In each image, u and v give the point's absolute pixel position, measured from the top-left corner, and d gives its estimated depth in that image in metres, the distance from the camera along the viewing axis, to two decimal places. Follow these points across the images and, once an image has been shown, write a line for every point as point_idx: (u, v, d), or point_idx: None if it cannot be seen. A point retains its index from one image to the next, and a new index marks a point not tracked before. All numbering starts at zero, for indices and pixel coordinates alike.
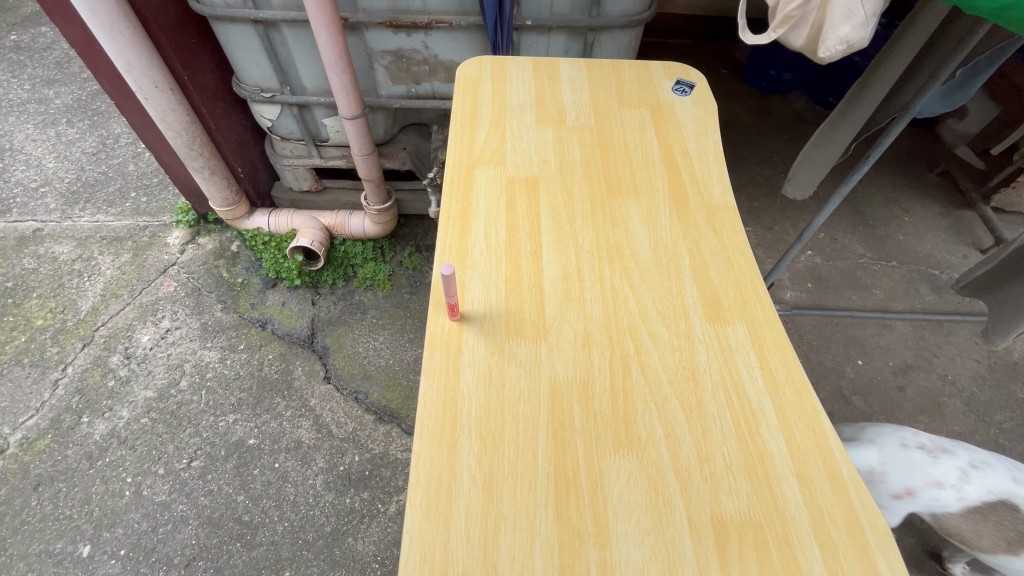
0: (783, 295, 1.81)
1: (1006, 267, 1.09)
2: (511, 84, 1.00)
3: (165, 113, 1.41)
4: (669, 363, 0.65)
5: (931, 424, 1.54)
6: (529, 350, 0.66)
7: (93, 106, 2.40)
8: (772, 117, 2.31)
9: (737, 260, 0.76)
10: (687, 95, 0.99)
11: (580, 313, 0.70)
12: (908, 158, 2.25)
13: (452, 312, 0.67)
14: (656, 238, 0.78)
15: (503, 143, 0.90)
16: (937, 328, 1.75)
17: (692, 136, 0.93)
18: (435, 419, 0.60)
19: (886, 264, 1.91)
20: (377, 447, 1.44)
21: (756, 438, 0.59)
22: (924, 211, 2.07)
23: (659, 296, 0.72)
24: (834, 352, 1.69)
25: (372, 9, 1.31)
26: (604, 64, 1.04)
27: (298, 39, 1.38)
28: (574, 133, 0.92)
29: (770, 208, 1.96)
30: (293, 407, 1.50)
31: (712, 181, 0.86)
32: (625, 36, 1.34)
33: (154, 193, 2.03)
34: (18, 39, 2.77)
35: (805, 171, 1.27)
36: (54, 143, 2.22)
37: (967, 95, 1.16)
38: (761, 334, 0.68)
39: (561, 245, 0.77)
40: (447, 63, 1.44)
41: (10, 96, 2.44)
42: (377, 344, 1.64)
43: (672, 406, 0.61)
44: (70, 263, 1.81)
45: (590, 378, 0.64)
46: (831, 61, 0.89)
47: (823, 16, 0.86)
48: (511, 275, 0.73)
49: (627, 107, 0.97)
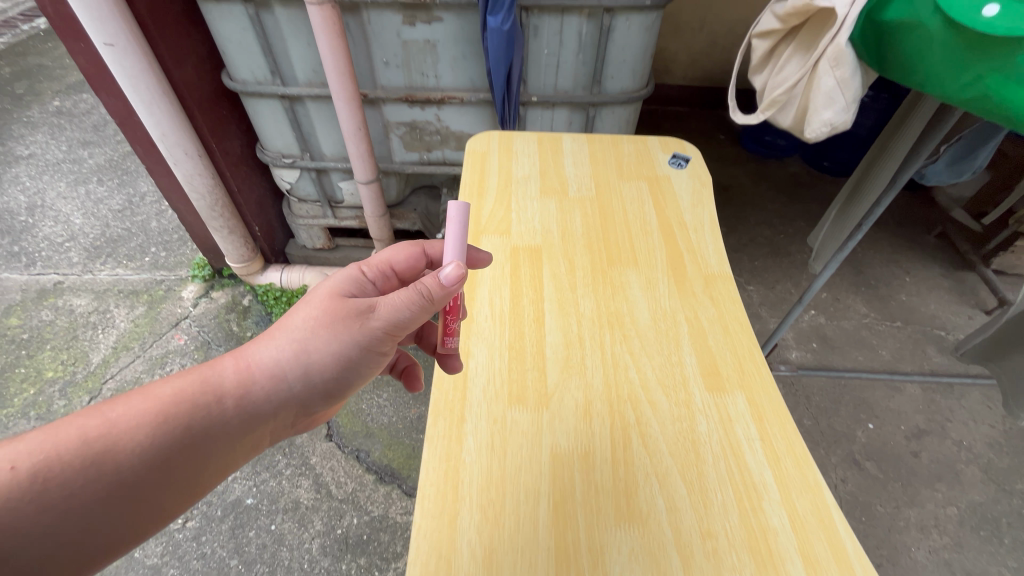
0: (788, 355, 1.81)
1: (1002, 338, 1.13)
2: (517, 158, 1.06)
3: (192, 178, 1.51)
4: (670, 434, 0.66)
5: (949, 493, 1.49)
6: (531, 418, 0.67)
7: (124, 166, 2.55)
8: (769, 180, 2.40)
9: (734, 329, 0.78)
10: (683, 168, 1.05)
11: (582, 381, 0.71)
12: (906, 220, 2.32)
13: (449, 336, 0.68)
14: (655, 306, 0.81)
15: (508, 213, 0.95)
16: (948, 391, 1.74)
17: (688, 208, 0.98)
18: (437, 489, 0.60)
19: (891, 324, 1.91)
20: (377, 509, 1.41)
21: (759, 514, 0.58)
22: (925, 271, 2.11)
23: (658, 366, 0.73)
24: (843, 415, 1.67)
25: (390, 86, 1.41)
26: (605, 140, 1.11)
27: (320, 111, 1.49)
28: (576, 204, 0.97)
29: (772, 267, 2.00)
30: (294, 465, 1.48)
31: (709, 252, 0.89)
32: (625, 110, 1.44)
33: (174, 249, 2.12)
34: (61, 105, 2.99)
35: (829, 247, 1.33)
36: (83, 201, 2.34)
37: (977, 167, 1.23)
38: (760, 404, 0.69)
39: (563, 312, 0.80)
40: (459, 133, 1.54)
41: (47, 156, 2.60)
42: (381, 401, 1.65)
43: (673, 478, 0.61)
44: (86, 315, 1.87)
45: (592, 447, 0.64)
46: (817, 140, 0.96)
47: (807, 102, 0.93)
48: (515, 341, 0.76)
49: (626, 180, 1.03)
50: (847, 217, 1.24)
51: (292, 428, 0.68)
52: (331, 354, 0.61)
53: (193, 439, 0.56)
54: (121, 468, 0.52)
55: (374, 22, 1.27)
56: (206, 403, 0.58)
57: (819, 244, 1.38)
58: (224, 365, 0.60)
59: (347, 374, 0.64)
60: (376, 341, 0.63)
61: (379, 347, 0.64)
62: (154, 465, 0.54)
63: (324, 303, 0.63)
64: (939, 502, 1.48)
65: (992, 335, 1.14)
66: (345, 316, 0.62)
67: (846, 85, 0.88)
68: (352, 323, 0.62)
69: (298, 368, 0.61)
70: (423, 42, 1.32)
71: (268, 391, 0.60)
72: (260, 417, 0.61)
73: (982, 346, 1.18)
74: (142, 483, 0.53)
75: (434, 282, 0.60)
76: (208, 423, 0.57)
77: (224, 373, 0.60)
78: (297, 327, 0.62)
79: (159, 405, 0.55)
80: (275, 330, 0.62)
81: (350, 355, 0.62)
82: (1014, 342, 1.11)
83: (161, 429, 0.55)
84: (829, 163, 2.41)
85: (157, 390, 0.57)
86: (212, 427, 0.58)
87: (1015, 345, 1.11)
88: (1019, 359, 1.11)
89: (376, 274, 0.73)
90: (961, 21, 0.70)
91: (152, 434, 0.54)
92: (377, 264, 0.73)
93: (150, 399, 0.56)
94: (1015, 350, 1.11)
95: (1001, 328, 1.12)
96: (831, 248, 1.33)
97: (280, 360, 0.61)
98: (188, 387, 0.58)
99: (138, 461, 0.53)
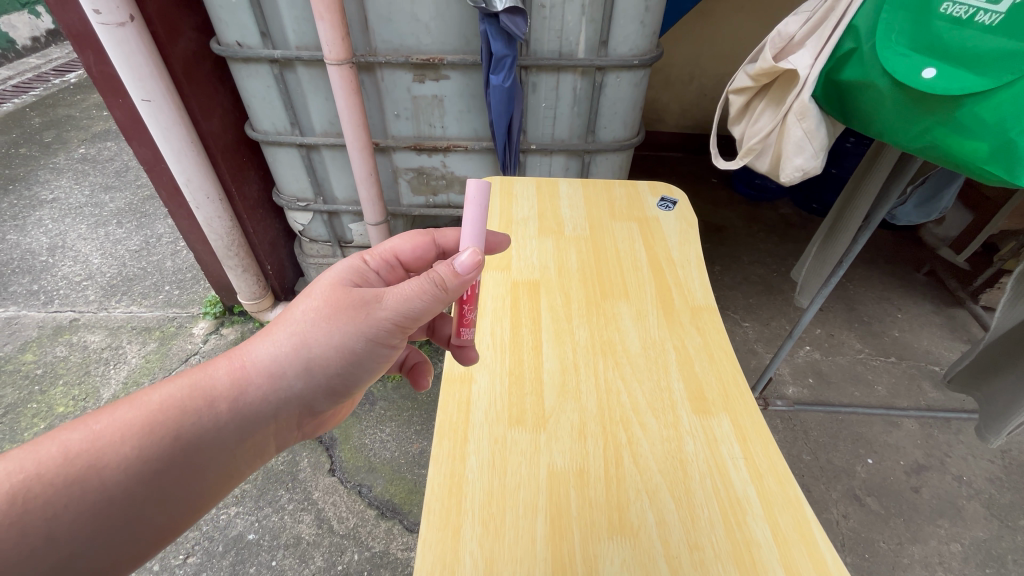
0: (785, 391, 1.84)
1: (984, 363, 1.17)
2: (517, 201, 1.15)
3: (211, 220, 1.60)
4: (659, 453, 0.70)
5: (952, 529, 1.49)
6: (529, 439, 0.72)
7: (143, 209, 2.68)
8: (760, 221, 2.50)
9: (719, 356, 0.84)
10: (670, 210, 1.14)
11: (577, 405, 0.76)
12: (894, 259, 2.41)
13: (464, 327, 0.76)
14: (645, 336, 0.87)
15: (509, 251, 1.03)
16: (945, 426, 1.76)
17: (675, 246, 1.05)
18: (441, 504, 0.64)
19: (885, 360, 1.95)
20: (378, 545, 1.41)
21: (743, 527, 0.62)
22: (915, 308, 2.16)
23: (648, 390, 0.78)
24: (842, 450, 1.68)
25: (400, 136, 1.53)
26: (597, 185, 1.20)
27: (334, 158, 1.60)
28: (572, 243, 1.05)
29: (765, 304, 2.07)
30: (297, 499, 1.50)
31: (695, 286, 0.96)
32: (618, 157, 1.54)
33: (187, 287, 2.21)
34: (86, 152, 3.16)
35: (812, 282, 1.40)
36: (102, 242, 2.44)
37: (942, 207, 1.39)
38: (744, 426, 0.73)
39: (559, 341, 0.86)
40: (463, 178, 1.65)
41: (70, 200, 2.73)
42: (384, 436, 1.67)
43: (663, 494, 0.66)
44: (99, 351, 1.92)
45: (586, 466, 0.69)
46: (792, 184, 1.04)
47: (780, 150, 1.02)
48: (514, 367, 0.82)
49: (618, 221, 1.11)
50: (828, 253, 1.32)
51: (294, 430, 0.70)
52: (333, 348, 0.63)
53: (191, 442, 0.58)
54: (110, 481, 0.54)
55: (387, 79, 1.40)
56: (200, 409, 0.59)
57: (802, 280, 1.45)
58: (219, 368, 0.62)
59: (350, 367, 0.65)
60: (379, 331, 0.64)
61: (383, 340, 0.65)
62: (145, 476, 0.55)
63: (327, 294, 0.65)
64: (942, 538, 1.47)
65: (975, 361, 1.18)
66: (346, 308, 0.64)
67: (813, 135, 0.97)
68: (355, 315, 0.64)
69: (296, 365, 0.63)
70: (431, 96, 1.44)
71: (263, 392, 0.62)
72: (256, 421, 0.62)
73: (965, 374, 1.22)
74: (132, 494, 0.55)
75: (448, 272, 0.63)
76: (200, 430, 0.59)
77: (219, 375, 0.61)
78: (297, 319, 0.63)
79: (150, 415, 0.57)
80: (274, 323, 0.64)
81: (353, 344, 0.64)
82: (996, 368, 1.15)
83: (151, 440, 0.56)
84: (817, 205, 2.51)
85: (148, 397, 0.58)
86: (204, 434, 0.59)
87: (995, 371, 1.16)
88: (996, 385, 1.15)
89: (379, 263, 0.78)
90: (906, 82, 0.80)
91: (145, 444, 0.56)
92: (378, 256, 0.78)
93: (142, 408, 0.57)
94: (995, 377, 1.16)
95: (981, 355, 1.17)
96: (815, 284, 1.39)
97: (282, 355, 0.62)
98: (182, 394, 0.59)
99: (129, 471, 0.54)
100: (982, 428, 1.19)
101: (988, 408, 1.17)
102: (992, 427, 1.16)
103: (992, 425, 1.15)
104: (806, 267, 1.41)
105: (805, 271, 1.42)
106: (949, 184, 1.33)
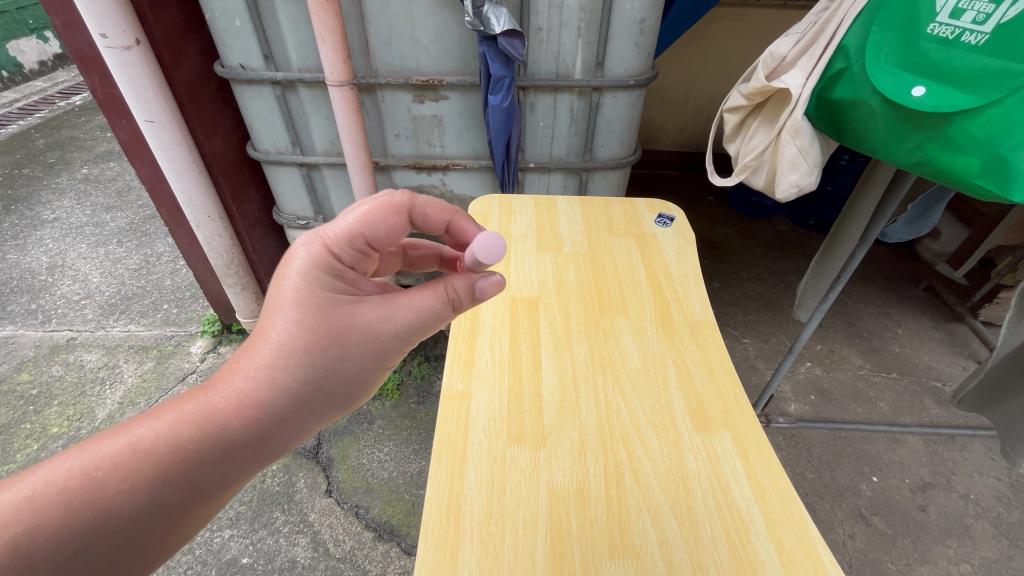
0: (787, 408, 1.82)
1: (993, 383, 1.17)
2: (516, 218, 1.16)
3: (212, 239, 1.61)
4: (660, 470, 0.69)
5: (961, 549, 1.46)
6: (529, 456, 0.71)
7: (143, 229, 2.69)
8: (758, 238, 2.52)
9: (719, 372, 0.83)
10: (668, 226, 1.15)
11: (576, 422, 0.76)
12: (892, 274, 2.41)
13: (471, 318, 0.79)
14: (644, 351, 0.87)
15: (508, 268, 1.03)
16: (950, 443, 1.74)
17: (674, 262, 1.06)
18: (439, 523, 0.63)
19: (887, 376, 1.94)
20: (375, 568, 1.38)
21: (747, 546, 0.61)
22: (915, 323, 2.16)
23: (648, 406, 0.78)
24: (846, 468, 1.66)
25: (399, 155, 1.55)
26: (595, 202, 1.21)
27: (335, 178, 1.61)
28: (570, 259, 1.06)
29: (765, 320, 2.06)
30: (292, 522, 1.47)
31: (694, 302, 0.96)
32: (616, 174, 1.56)
33: (186, 305, 2.20)
34: (89, 173, 3.19)
35: (811, 297, 1.40)
36: (102, 261, 2.45)
37: (931, 225, 1.41)
38: (745, 442, 0.73)
39: (558, 357, 0.86)
40: (462, 196, 1.66)
41: (71, 220, 2.75)
42: (382, 456, 1.65)
43: (664, 512, 0.65)
44: (96, 371, 1.91)
45: (587, 484, 0.68)
46: (787, 201, 1.05)
47: (774, 167, 1.04)
48: (513, 384, 0.81)
49: (616, 237, 1.12)
50: (825, 269, 1.33)
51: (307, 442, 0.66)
52: (345, 374, 0.60)
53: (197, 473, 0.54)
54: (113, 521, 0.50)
55: (388, 100, 1.43)
56: (208, 444, 0.55)
57: (801, 295, 1.45)
58: (219, 398, 0.56)
59: (357, 384, 0.62)
60: (389, 349, 0.63)
61: (390, 358, 0.64)
62: (149, 514, 0.51)
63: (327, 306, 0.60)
64: (951, 558, 1.44)
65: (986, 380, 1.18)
66: (350, 325, 0.60)
67: (807, 152, 0.99)
68: (364, 340, 0.61)
69: (307, 394, 0.59)
70: (431, 116, 1.46)
71: (271, 417, 0.58)
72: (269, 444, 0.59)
73: (977, 393, 1.22)
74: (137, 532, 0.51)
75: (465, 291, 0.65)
76: (206, 459, 0.55)
77: (222, 401, 0.56)
78: (296, 337, 0.58)
79: (154, 454, 0.52)
80: (270, 351, 0.57)
81: (356, 363, 0.61)
82: (1008, 388, 1.15)
83: (158, 484, 0.52)
84: (813, 221, 2.53)
85: (143, 436, 0.53)
86: (212, 462, 0.55)
87: (1006, 390, 1.16)
88: (1011, 405, 1.15)
89: (345, 247, 0.63)
90: (897, 100, 0.82)
91: (153, 483, 0.52)
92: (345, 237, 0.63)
93: (140, 448, 0.52)
94: (1008, 396, 1.16)
95: (990, 374, 1.17)
96: (813, 299, 1.40)
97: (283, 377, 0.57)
98: (186, 429, 0.54)
99: (135, 515, 0.51)
100: (1007, 449, 1.17)
101: (1006, 428, 1.17)
102: (1016, 448, 1.15)
103: (1016, 446, 1.15)
104: (804, 282, 1.42)
105: (802, 286, 1.42)
106: (937, 203, 1.36)
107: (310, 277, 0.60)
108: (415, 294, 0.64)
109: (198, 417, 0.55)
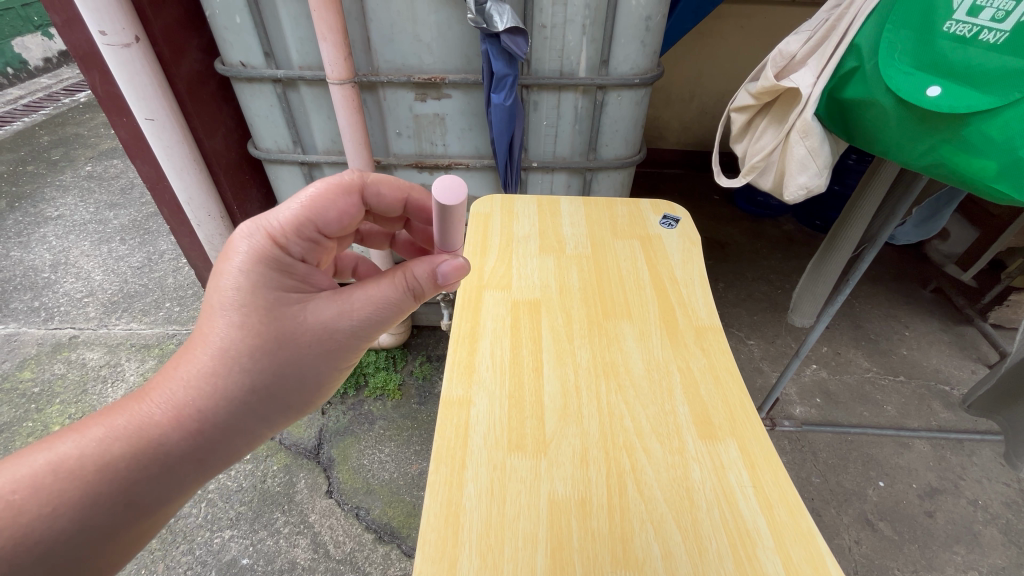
0: (792, 411, 1.80)
1: (1003, 390, 1.15)
2: (518, 220, 1.14)
3: (212, 237, 1.61)
4: (664, 480, 0.68)
5: (969, 556, 1.44)
6: (530, 466, 0.70)
7: (146, 226, 2.69)
8: (763, 237, 2.49)
9: (724, 378, 0.81)
10: (673, 228, 1.12)
11: (578, 429, 0.74)
12: (900, 276, 2.38)
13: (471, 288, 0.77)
14: (648, 357, 0.85)
15: (509, 270, 1.01)
16: (958, 448, 1.71)
17: (679, 265, 1.04)
18: (438, 534, 0.62)
19: (894, 379, 1.92)
20: (375, 570, 1.37)
21: (754, 561, 0.59)
22: (924, 325, 2.13)
23: (651, 414, 0.76)
24: (852, 472, 1.64)
25: (401, 154, 1.53)
26: (599, 203, 1.19)
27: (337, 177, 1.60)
28: (573, 262, 1.04)
29: (771, 322, 2.04)
30: (292, 523, 1.46)
31: (699, 306, 0.94)
32: (620, 174, 1.54)
33: (188, 304, 2.20)
34: (92, 170, 3.19)
35: (808, 302, 1.36)
36: (105, 258, 2.45)
37: (940, 227, 1.40)
38: (752, 452, 0.71)
39: (560, 362, 0.84)
40: None
41: (75, 217, 2.75)
42: (382, 457, 1.64)
43: (669, 525, 0.63)
44: (98, 369, 1.91)
45: (588, 495, 0.66)
46: (795, 202, 1.03)
47: (783, 167, 1.01)
48: (514, 391, 0.79)
49: (620, 239, 1.10)
50: (823, 272, 1.29)
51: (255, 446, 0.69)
52: (293, 376, 0.64)
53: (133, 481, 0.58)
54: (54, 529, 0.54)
55: (389, 98, 1.41)
56: (144, 453, 0.58)
57: (795, 300, 1.40)
58: (148, 414, 0.60)
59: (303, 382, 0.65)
60: (341, 333, 0.65)
61: (349, 347, 0.67)
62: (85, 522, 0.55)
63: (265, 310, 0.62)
64: (959, 566, 1.42)
65: (994, 386, 1.16)
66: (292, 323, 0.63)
67: (818, 154, 0.96)
68: (314, 340, 0.64)
69: (245, 395, 0.62)
70: (433, 115, 1.44)
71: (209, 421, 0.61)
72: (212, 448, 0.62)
73: (987, 398, 1.19)
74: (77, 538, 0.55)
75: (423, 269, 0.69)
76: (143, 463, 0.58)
77: (155, 413, 0.60)
78: (232, 343, 0.61)
79: (70, 478, 0.55)
80: (209, 358, 0.61)
81: (305, 359, 0.64)
82: (1017, 393, 1.12)
83: (91, 495, 0.56)
84: (820, 221, 2.51)
85: (65, 455, 0.56)
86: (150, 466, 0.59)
87: (1015, 396, 1.13)
88: (1017, 412, 1.13)
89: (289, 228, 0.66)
90: (912, 100, 0.79)
91: (72, 503, 0.55)
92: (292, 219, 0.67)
93: (63, 466, 0.56)
94: (1015, 403, 1.13)
95: (1001, 380, 1.14)
96: (811, 304, 1.35)
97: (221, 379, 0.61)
98: (115, 444, 0.57)
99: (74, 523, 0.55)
100: (1010, 453, 1.16)
101: (1014, 434, 1.14)
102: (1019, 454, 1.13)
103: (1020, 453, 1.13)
104: (799, 287, 1.37)
105: (798, 291, 1.38)
106: (947, 204, 1.34)
107: (254, 274, 0.63)
108: (371, 286, 0.67)
109: (122, 430, 0.58)
